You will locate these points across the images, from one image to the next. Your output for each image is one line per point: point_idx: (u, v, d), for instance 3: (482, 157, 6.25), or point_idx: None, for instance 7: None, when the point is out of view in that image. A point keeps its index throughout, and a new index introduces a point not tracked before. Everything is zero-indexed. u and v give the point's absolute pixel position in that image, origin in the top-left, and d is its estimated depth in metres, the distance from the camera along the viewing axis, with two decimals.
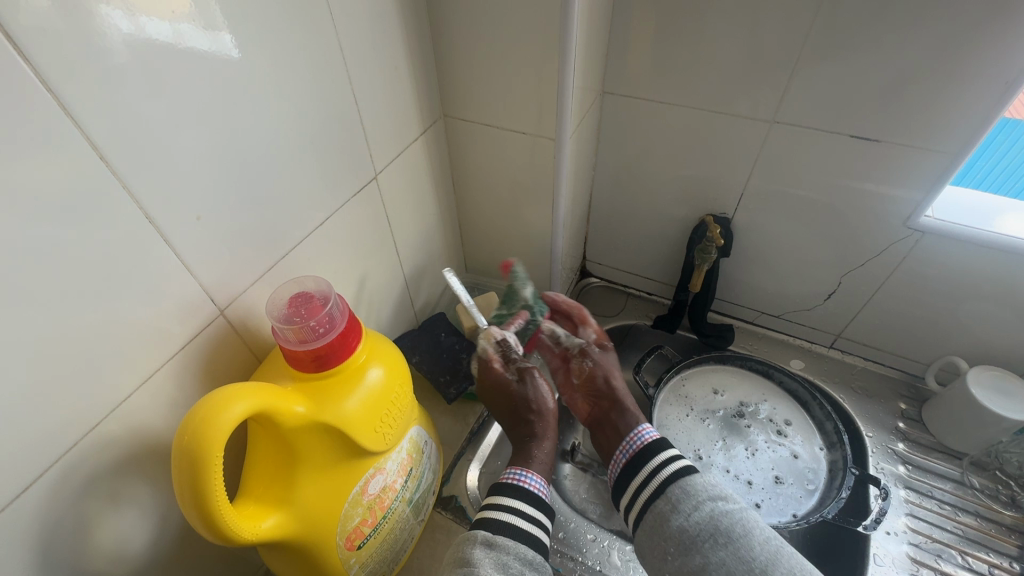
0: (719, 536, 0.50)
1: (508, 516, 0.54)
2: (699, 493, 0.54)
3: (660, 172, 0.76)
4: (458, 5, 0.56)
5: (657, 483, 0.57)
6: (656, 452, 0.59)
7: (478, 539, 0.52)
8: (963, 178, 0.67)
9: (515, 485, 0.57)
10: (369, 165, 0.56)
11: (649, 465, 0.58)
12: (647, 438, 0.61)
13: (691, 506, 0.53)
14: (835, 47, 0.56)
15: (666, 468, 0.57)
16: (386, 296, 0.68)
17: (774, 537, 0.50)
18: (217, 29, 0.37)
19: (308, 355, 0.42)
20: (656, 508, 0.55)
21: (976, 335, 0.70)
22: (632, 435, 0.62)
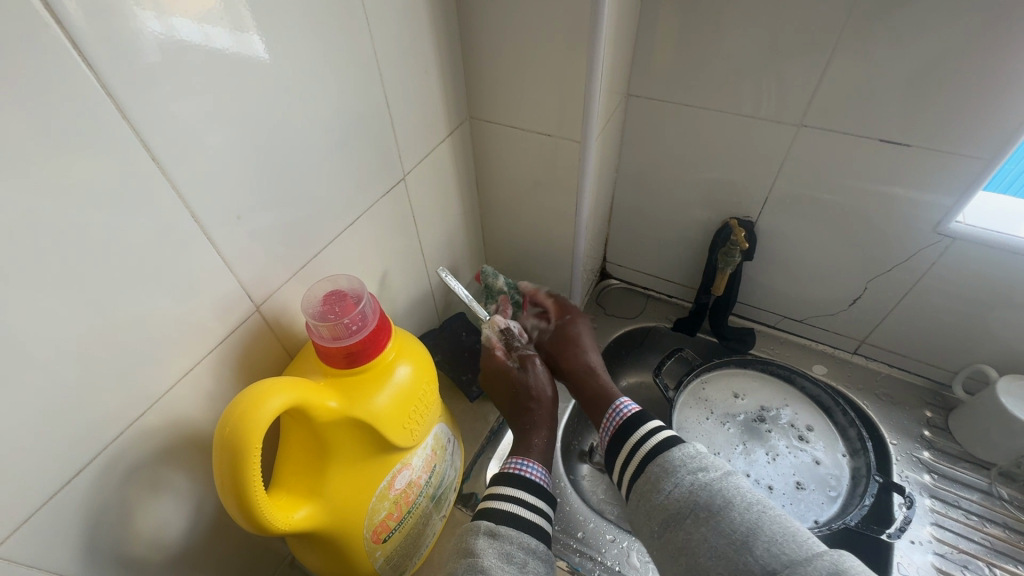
0: (699, 509, 0.50)
1: (509, 505, 0.55)
2: (679, 467, 0.54)
3: (683, 174, 0.76)
4: (487, 8, 0.56)
5: (641, 461, 0.57)
6: (638, 429, 0.59)
7: (482, 529, 0.52)
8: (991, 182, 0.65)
9: (516, 475, 0.58)
10: (397, 166, 0.57)
11: (634, 443, 0.58)
12: (626, 412, 0.62)
13: (672, 481, 0.53)
14: (866, 50, 0.56)
15: (648, 444, 0.57)
16: (411, 294, 0.69)
17: (755, 503, 0.49)
18: (244, 30, 0.37)
19: (341, 351, 0.44)
20: (642, 486, 0.55)
21: (1007, 344, 0.69)
22: (613, 409, 0.64)
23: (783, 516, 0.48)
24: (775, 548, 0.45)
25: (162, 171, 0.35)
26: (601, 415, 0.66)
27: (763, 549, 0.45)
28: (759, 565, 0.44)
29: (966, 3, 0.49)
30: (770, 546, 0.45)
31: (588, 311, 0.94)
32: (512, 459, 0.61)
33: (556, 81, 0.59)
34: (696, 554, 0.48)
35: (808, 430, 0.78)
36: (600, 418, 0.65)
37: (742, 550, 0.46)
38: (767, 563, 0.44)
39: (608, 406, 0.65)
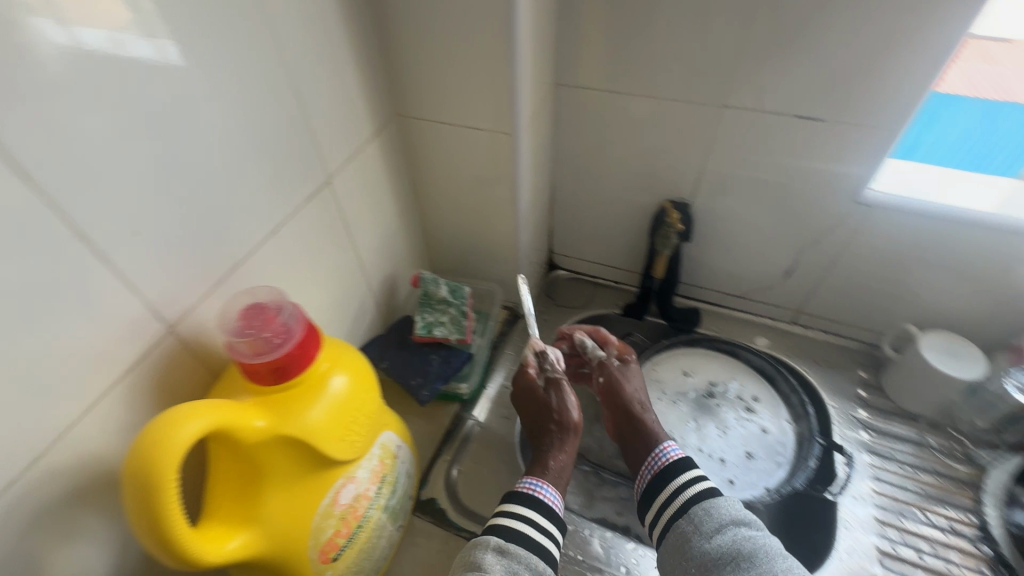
0: (741, 559, 0.52)
1: (520, 523, 0.55)
2: (721, 515, 0.56)
3: (618, 161, 0.77)
4: (402, 2, 0.55)
5: (682, 503, 0.59)
6: (683, 471, 0.61)
7: (489, 545, 0.52)
8: (913, 152, 0.68)
9: (531, 496, 0.58)
10: (320, 169, 0.55)
11: (678, 485, 0.60)
12: (672, 456, 0.63)
13: (714, 528, 0.55)
14: (775, 31, 0.58)
15: (693, 488, 0.59)
16: (350, 302, 0.67)
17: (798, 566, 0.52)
18: (160, 38, 0.36)
19: (265, 367, 0.41)
20: (680, 527, 0.57)
21: (925, 302, 0.74)
22: (658, 450, 0.65)
23: None
24: None
25: (43, 192, 0.32)
26: (641, 455, 0.66)
27: None
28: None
29: None
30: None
31: (539, 304, 0.93)
32: (527, 478, 0.60)
33: (480, 74, 0.58)
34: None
35: (755, 401, 0.78)
36: (639, 462, 0.66)
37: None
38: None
39: (654, 447, 0.66)
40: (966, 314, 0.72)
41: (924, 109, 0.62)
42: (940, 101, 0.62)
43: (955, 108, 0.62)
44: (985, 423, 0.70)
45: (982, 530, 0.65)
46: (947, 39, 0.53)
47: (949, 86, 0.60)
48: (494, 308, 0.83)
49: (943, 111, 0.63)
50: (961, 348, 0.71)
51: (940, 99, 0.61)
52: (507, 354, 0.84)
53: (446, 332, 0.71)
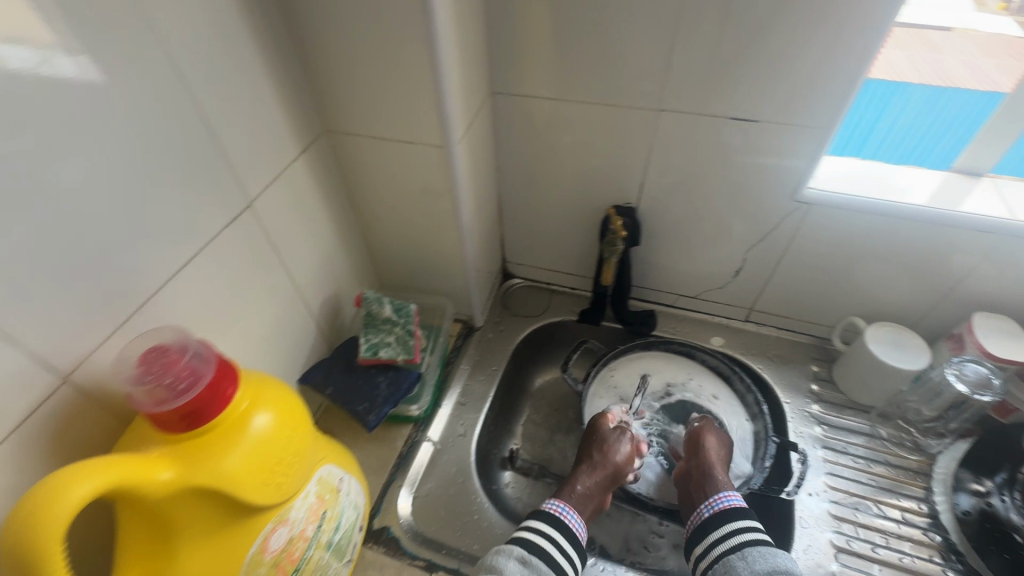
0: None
1: (549, 542, 0.61)
2: (775, 561, 0.57)
3: (562, 168, 0.76)
4: (318, 14, 0.52)
5: (737, 543, 0.61)
6: (742, 517, 0.63)
7: (515, 554, 0.58)
8: (865, 144, 0.68)
9: (556, 517, 0.64)
10: (239, 193, 0.52)
11: (732, 529, 0.62)
12: (734, 503, 0.64)
13: (766, 570, 0.56)
14: (704, 34, 0.57)
15: (752, 535, 0.61)
16: (286, 328, 0.64)
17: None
18: (76, 55, 0.36)
19: (174, 414, 0.38)
20: (732, 561, 0.59)
21: (869, 295, 0.75)
22: (720, 495, 0.65)
23: None
24: None
25: None
26: (697, 497, 0.67)
27: None
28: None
29: None
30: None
31: (494, 315, 0.91)
32: (553, 500, 0.66)
33: (408, 87, 0.56)
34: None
35: (713, 400, 0.79)
36: (694, 505, 0.67)
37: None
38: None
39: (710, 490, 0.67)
40: (908, 305, 0.74)
41: (860, 100, 0.64)
42: (878, 91, 0.63)
43: (897, 97, 0.63)
44: (930, 411, 0.71)
45: (932, 518, 0.66)
46: (869, 37, 0.53)
47: (885, 76, 0.62)
48: (445, 322, 0.81)
49: (885, 99, 0.63)
50: (905, 339, 0.72)
51: (879, 89, 0.62)
52: (461, 369, 0.82)
53: (393, 353, 0.69)
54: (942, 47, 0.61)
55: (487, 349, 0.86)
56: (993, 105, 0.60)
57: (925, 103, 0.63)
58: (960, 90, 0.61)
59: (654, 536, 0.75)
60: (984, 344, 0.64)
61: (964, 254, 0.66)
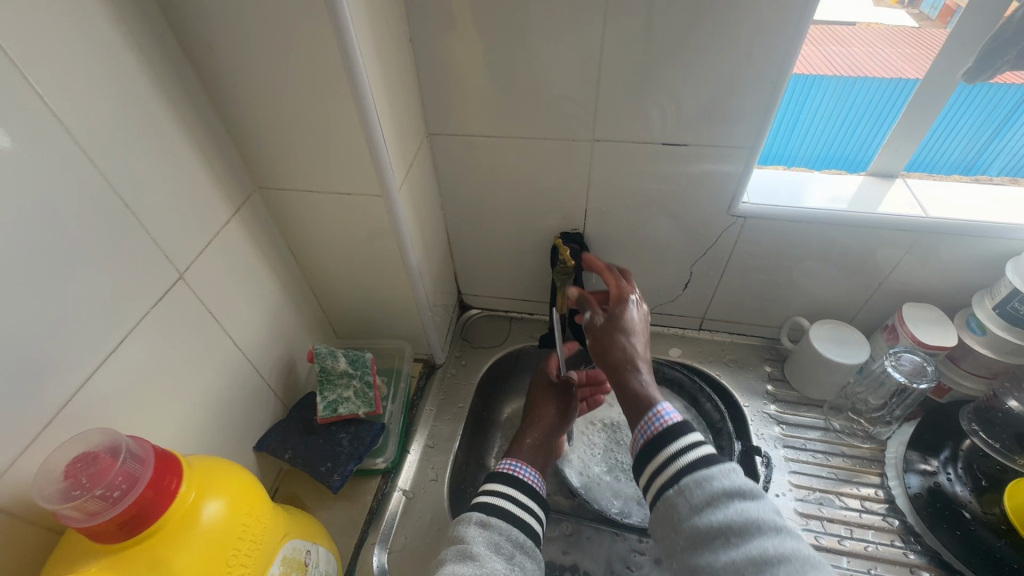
0: (732, 534, 0.44)
1: (504, 502, 0.62)
2: (715, 486, 0.47)
3: (506, 201, 0.77)
4: (236, 77, 0.51)
5: (673, 472, 0.49)
6: (679, 437, 0.51)
7: (473, 519, 0.60)
8: (795, 128, 0.71)
9: (512, 476, 0.65)
10: (165, 266, 0.50)
11: (669, 454, 0.50)
12: (667, 422, 0.52)
13: (706, 501, 0.46)
14: (624, 69, 0.59)
15: (689, 458, 0.49)
16: (234, 395, 0.61)
17: (812, 555, 0.42)
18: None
19: (112, 524, 0.36)
20: (670, 498, 0.48)
21: (808, 294, 0.79)
22: (651, 413, 0.53)
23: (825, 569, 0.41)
24: None
25: None
26: (631, 420, 0.55)
27: None
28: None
29: (687, 22, 0.55)
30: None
31: (455, 349, 0.90)
32: (507, 460, 0.68)
33: (338, 142, 0.55)
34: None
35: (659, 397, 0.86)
36: (632, 423, 0.55)
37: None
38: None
39: (641, 409, 0.54)
40: (846, 301, 0.78)
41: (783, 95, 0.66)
42: (799, 86, 0.65)
43: (816, 90, 0.65)
44: (876, 401, 0.74)
45: (890, 503, 0.69)
46: (775, 64, 0.56)
47: (804, 71, 0.64)
48: (405, 364, 0.80)
49: (806, 93, 0.66)
50: (846, 335, 0.76)
51: (798, 82, 0.65)
52: (427, 411, 0.80)
53: (354, 408, 0.67)
54: (851, 40, 0.64)
55: (451, 386, 0.85)
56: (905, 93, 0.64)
57: (841, 92, 0.65)
58: (872, 80, 0.63)
59: (635, 554, 0.74)
60: (915, 333, 0.68)
61: (889, 250, 0.70)
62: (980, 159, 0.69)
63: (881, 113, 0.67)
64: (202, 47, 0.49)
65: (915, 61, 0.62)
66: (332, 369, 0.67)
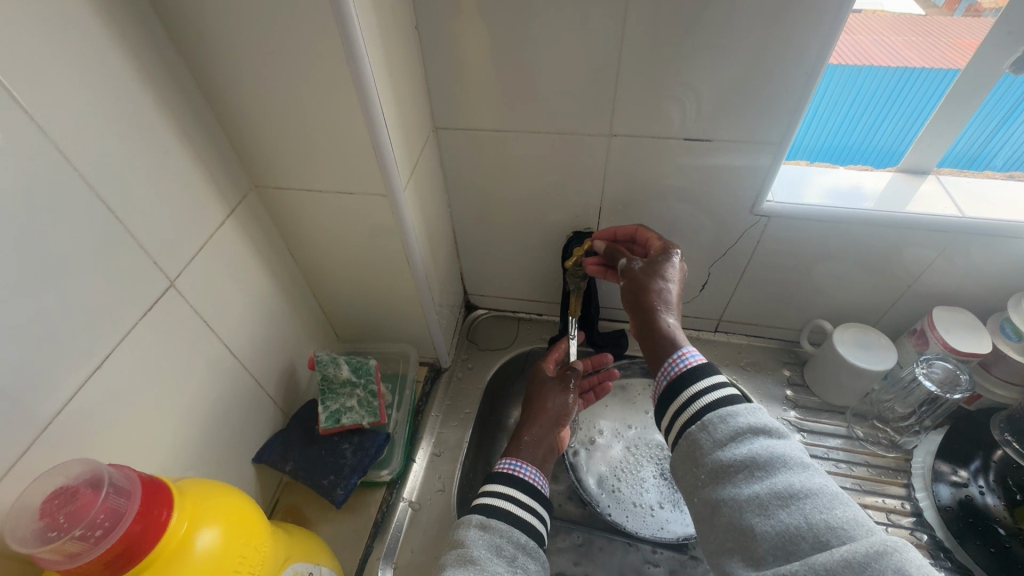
0: (756, 469, 0.41)
1: (504, 502, 0.59)
2: (739, 423, 0.44)
3: (516, 198, 0.73)
4: (229, 68, 0.47)
5: (697, 410, 0.47)
6: (702, 377, 0.48)
7: (473, 522, 0.56)
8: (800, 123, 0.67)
9: (509, 474, 0.62)
10: (155, 273, 0.46)
11: (693, 393, 0.48)
12: (692, 363, 0.49)
13: (731, 437, 0.44)
14: (647, 59, 0.55)
15: (712, 396, 0.46)
16: (231, 406, 0.58)
17: (840, 492, 0.39)
18: None
19: (97, 563, 0.32)
20: (691, 434, 0.46)
21: (832, 296, 0.76)
22: (676, 354, 0.51)
23: (855, 508, 0.38)
24: (850, 548, 0.35)
25: None
26: (656, 363, 0.53)
27: (828, 536, 0.37)
28: (815, 551, 0.36)
29: (717, 8, 0.50)
30: (831, 523, 0.37)
31: (462, 352, 0.87)
32: (507, 459, 0.64)
33: (340, 139, 0.51)
34: (740, 509, 0.41)
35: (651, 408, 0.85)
36: (655, 367, 0.53)
37: (799, 524, 0.38)
38: (822, 544, 0.37)
39: (667, 352, 0.52)
40: (870, 303, 0.75)
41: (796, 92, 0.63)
42: None
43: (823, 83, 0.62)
44: (903, 409, 0.71)
45: (917, 516, 0.66)
46: (810, 54, 0.52)
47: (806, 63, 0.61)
48: (411, 369, 0.77)
49: None
50: (872, 339, 0.72)
51: None
52: (434, 417, 0.77)
53: (357, 418, 0.63)
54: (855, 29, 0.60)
55: (458, 391, 0.82)
56: (939, 91, 0.60)
57: (847, 83, 0.61)
58: (878, 69, 0.59)
59: (649, 565, 0.70)
60: (947, 339, 0.65)
61: (919, 251, 0.66)
62: (983, 152, 0.65)
63: (902, 107, 0.63)
64: (192, 35, 0.45)
65: (943, 57, 0.58)
66: (337, 377, 0.64)
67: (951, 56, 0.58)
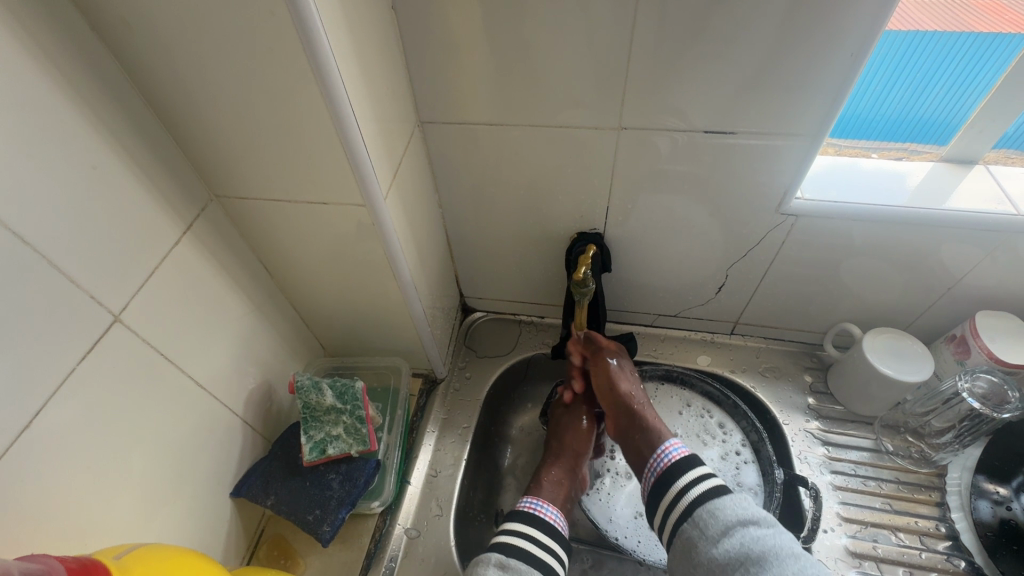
0: (750, 563, 0.50)
1: (522, 541, 0.58)
2: (726, 516, 0.54)
3: (512, 197, 0.66)
4: (169, 66, 0.40)
5: (686, 506, 0.57)
6: (688, 471, 0.59)
7: (492, 561, 0.55)
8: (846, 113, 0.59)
9: (530, 514, 0.61)
10: (95, 308, 0.40)
11: (680, 488, 0.58)
12: (674, 458, 0.61)
13: (722, 532, 0.53)
14: (661, 45, 0.48)
15: (698, 490, 0.57)
16: (203, 443, 0.53)
17: (792, 543, 0.51)
18: None
19: None
20: (686, 532, 0.56)
21: (861, 298, 0.69)
22: (658, 451, 0.62)
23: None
24: None
25: None
26: (641, 460, 0.64)
27: None
28: None
29: None
30: None
31: (459, 360, 0.81)
32: (527, 498, 0.63)
33: (307, 143, 0.44)
34: None
35: (686, 405, 0.77)
36: (640, 463, 0.64)
37: None
38: None
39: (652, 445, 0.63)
40: (903, 307, 0.68)
41: (885, 75, 0.54)
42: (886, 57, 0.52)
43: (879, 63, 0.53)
44: (941, 424, 0.65)
45: (953, 540, 0.61)
46: (857, 32, 0.44)
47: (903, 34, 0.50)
48: (403, 383, 0.71)
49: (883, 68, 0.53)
50: (906, 347, 0.66)
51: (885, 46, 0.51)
52: (428, 434, 0.72)
53: (345, 447, 0.59)
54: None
55: (456, 404, 0.76)
56: (982, 70, 0.52)
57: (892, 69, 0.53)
58: (930, 49, 0.51)
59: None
60: (992, 349, 0.59)
61: (965, 251, 0.59)
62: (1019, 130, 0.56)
63: (900, 85, 0.54)
64: (121, 27, 0.37)
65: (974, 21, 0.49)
66: (321, 402, 0.58)
67: (966, 17, 0.49)
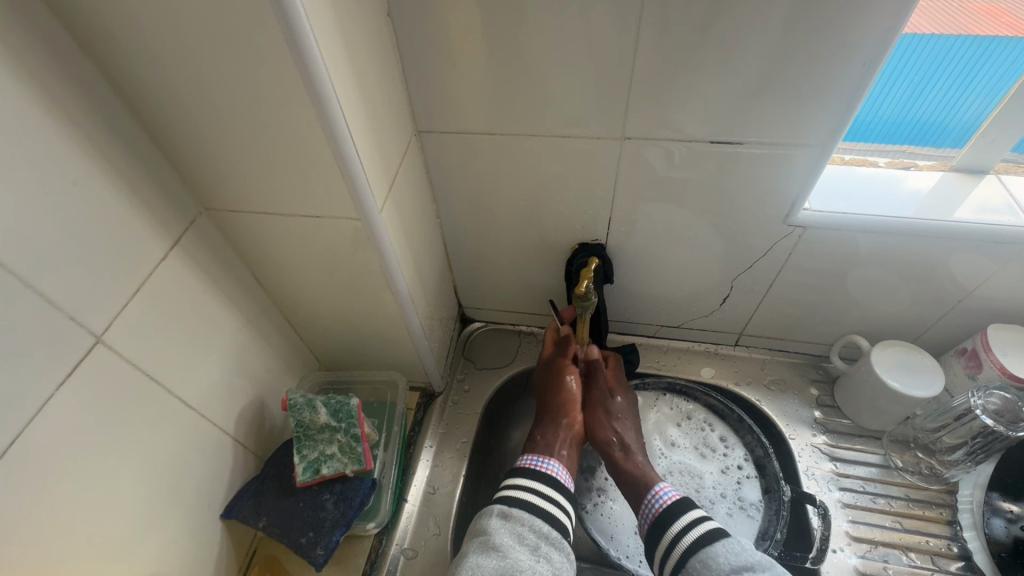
0: None
1: (523, 493, 0.57)
2: (719, 565, 0.51)
3: (512, 207, 0.65)
4: (155, 76, 0.38)
5: (680, 555, 0.53)
6: (680, 516, 0.56)
7: (495, 512, 0.55)
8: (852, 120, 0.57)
9: (532, 469, 0.60)
10: (78, 329, 0.38)
11: (673, 536, 0.55)
12: (666, 502, 0.58)
13: None
14: (667, 53, 0.46)
15: (688, 538, 0.53)
16: (192, 464, 0.51)
17: None
18: None
19: None
20: None
21: (868, 311, 0.67)
22: (650, 496, 0.59)
23: None
24: None
25: None
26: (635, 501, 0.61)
27: None
28: None
29: None
30: None
31: (458, 372, 0.79)
32: (527, 455, 0.62)
33: (299, 155, 0.43)
34: None
35: (684, 417, 0.74)
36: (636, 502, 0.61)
37: None
38: None
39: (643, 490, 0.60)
40: (912, 319, 0.67)
41: (886, 80, 0.52)
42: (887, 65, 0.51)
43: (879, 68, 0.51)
44: (952, 440, 0.64)
45: (965, 561, 0.60)
46: (869, 41, 0.43)
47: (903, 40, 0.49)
48: (400, 397, 0.70)
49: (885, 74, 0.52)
50: (916, 361, 0.64)
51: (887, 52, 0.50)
52: (426, 450, 0.70)
53: (339, 466, 0.57)
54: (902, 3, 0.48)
55: (454, 418, 0.74)
56: (984, 75, 0.50)
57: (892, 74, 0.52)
58: (930, 54, 0.49)
59: None
60: (1004, 364, 0.58)
61: (976, 264, 0.58)
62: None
63: (902, 90, 0.53)
64: (103, 37, 0.36)
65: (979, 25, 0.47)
66: (314, 420, 0.57)
67: (963, 20, 0.47)
